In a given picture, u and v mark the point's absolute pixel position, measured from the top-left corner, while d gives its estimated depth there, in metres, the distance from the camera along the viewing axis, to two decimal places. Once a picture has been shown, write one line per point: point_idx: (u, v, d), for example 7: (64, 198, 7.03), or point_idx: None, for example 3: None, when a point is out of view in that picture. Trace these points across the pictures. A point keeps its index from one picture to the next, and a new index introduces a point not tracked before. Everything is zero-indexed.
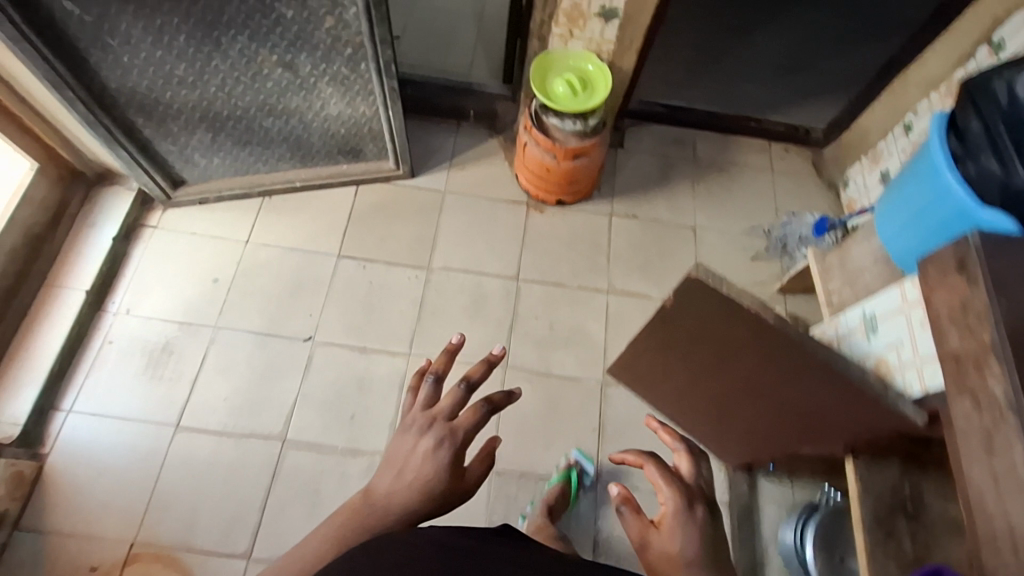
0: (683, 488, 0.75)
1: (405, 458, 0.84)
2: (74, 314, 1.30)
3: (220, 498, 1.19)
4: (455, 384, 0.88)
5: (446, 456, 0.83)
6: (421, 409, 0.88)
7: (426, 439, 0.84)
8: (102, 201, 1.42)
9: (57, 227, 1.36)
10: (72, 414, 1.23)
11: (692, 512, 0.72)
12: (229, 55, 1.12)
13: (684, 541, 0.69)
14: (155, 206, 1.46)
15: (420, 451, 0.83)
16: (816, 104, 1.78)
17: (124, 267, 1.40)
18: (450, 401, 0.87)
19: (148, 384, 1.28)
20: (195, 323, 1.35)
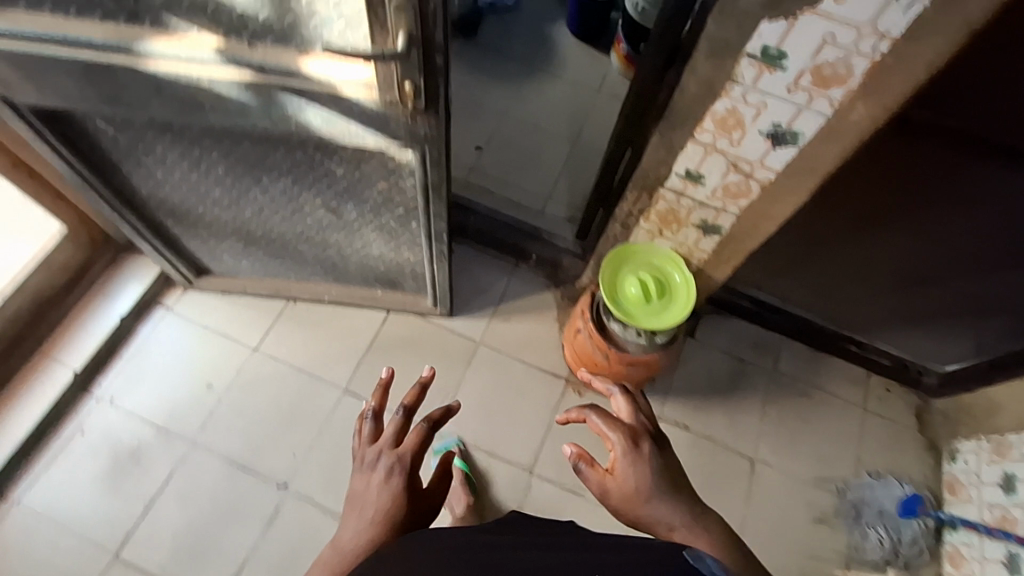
0: (622, 429, 0.84)
1: (360, 497, 0.76)
2: (55, 394, 1.22)
3: None
4: (395, 410, 0.84)
5: (398, 484, 0.77)
6: (369, 446, 0.82)
7: (373, 472, 0.78)
8: (126, 268, 1.34)
9: (71, 290, 1.29)
10: (19, 507, 1.15)
11: (639, 454, 0.81)
12: (270, 190, 0.99)
13: (639, 476, 0.79)
14: (176, 285, 1.37)
15: (371, 485, 0.76)
16: (950, 339, 1.36)
17: (125, 347, 1.30)
18: (391, 427, 0.82)
19: (103, 494, 1.18)
20: (171, 433, 1.24)
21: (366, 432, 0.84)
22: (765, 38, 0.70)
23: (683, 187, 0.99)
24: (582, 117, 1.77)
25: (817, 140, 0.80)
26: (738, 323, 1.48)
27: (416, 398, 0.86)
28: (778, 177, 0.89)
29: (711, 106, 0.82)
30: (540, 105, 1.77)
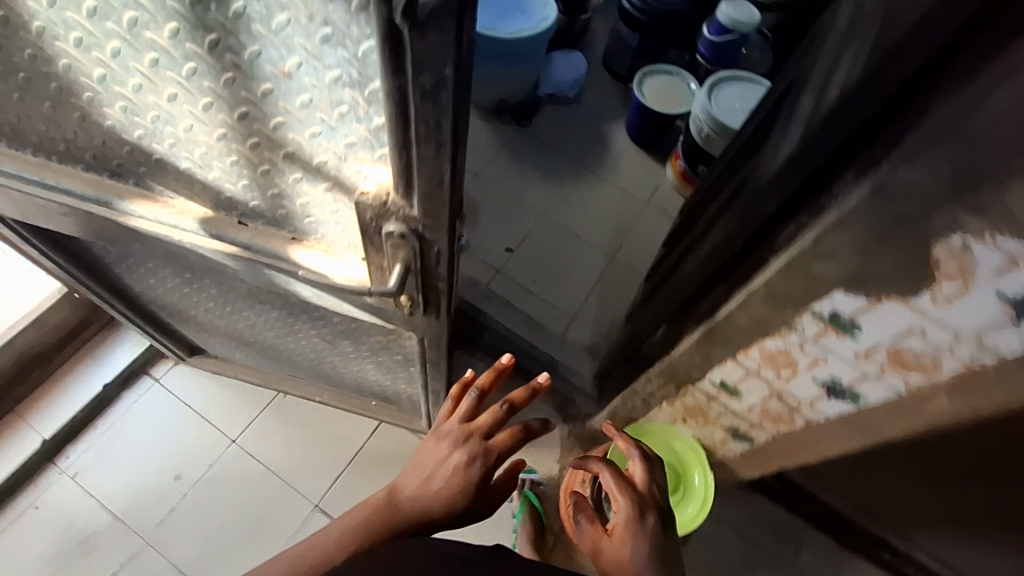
0: (632, 494, 0.75)
1: (432, 467, 0.76)
2: (17, 462, 1.16)
3: None
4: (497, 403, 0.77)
5: (475, 472, 0.75)
6: (459, 422, 0.78)
7: (453, 450, 0.76)
8: (121, 331, 1.29)
9: (62, 349, 1.25)
10: None
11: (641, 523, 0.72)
12: (263, 316, 0.92)
13: (637, 546, 0.70)
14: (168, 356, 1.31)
15: (447, 461, 0.75)
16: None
17: (102, 416, 1.25)
18: (490, 416, 0.77)
19: None
20: (127, 524, 1.16)
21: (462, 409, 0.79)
22: (835, 305, 0.58)
23: (716, 393, 0.87)
24: (626, 228, 1.62)
25: (884, 408, 0.67)
26: (759, 500, 1.33)
27: (523, 400, 0.78)
28: (827, 422, 0.76)
29: (761, 341, 0.70)
30: (580, 212, 1.63)
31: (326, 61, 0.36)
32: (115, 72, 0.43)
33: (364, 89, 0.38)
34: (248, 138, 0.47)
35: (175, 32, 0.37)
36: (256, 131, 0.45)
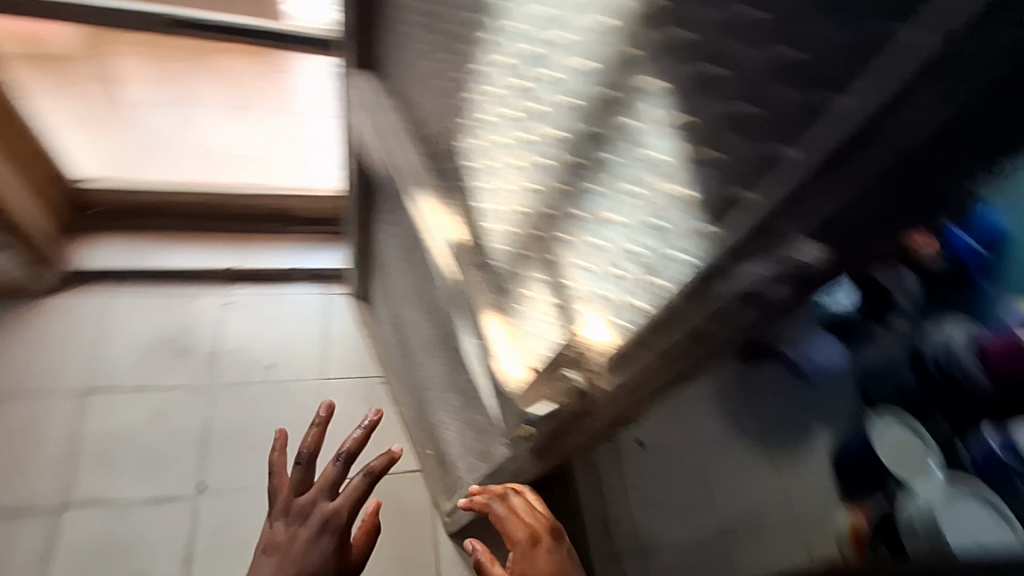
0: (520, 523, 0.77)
1: (281, 539, 0.75)
2: (212, 264, 1.51)
3: (17, 453, 1.25)
4: (330, 465, 0.78)
5: (327, 537, 0.74)
6: (296, 501, 0.77)
7: (302, 519, 0.76)
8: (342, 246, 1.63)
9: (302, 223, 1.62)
10: (119, 298, 1.45)
11: (531, 555, 0.74)
12: (421, 325, 1.07)
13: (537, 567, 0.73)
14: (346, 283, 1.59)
15: (297, 529, 0.75)
16: None
17: (278, 282, 1.56)
18: (333, 475, 0.78)
19: (149, 348, 1.41)
20: (217, 363, 1.42)
21: (297, 480, 0.79)
22: None
23: None
24: None
25: None
26: None
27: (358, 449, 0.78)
28: None
29: None
30: None
31: (638, 237, 0.39)
32: (495, 124, 0.53)
33: (649, 276, 0.39)
34: (534, 230, 0.52)
35: (555, 138, 0.44)
36: (544, 229, 0.50)
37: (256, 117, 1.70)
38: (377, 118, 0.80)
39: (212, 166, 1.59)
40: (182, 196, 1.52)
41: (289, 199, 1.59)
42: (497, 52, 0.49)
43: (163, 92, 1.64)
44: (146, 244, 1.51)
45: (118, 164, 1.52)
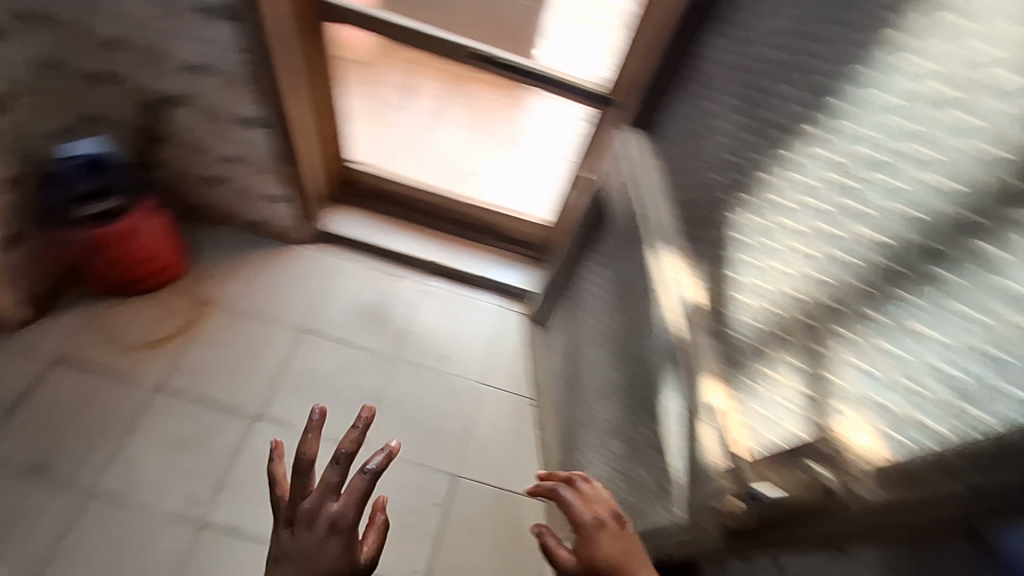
0: (586, 509, 0.80)
1: (290, 545, 0.74)
2: (424, 256, 1.74)
3: (241, 360, 1.52)
4: (331, 467, 0.75)
5: (338, 540, 0.74)
6: (297, 511, 0.75)
7: (308, 526, 0.74)
8: (531, 270, 1.79)
9: (505, 241, 1.81)
10: (347, 262, 1.73)
11: (596, 536, 0.76)
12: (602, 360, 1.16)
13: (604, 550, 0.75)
14: (526, 303, 1.76)
15: (306, 537, 0.74)
16: None
17: (470, 286, 1.76)
18: (336, 481, 0.75)
19: (357, 310, 1.66)
20: (403, 340, 1.63)
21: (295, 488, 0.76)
22: None
23: None
24: None
25: None
26: None
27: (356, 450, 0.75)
28: None
29: None
30: None
31: (950, 362, 0.51)
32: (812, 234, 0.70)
33: (957, 397, 0.49)
34: (819, 325, 0.66)
35: (880, 264, 0.59)
36: (832, 327, 0.64)
37: None
38: (643, 195, 1.00)
39: (443, 173, 1.80)
40: (416, 192, 1.77)
41: (495, 214, 1.77)
42: (838, 186, 0.68)
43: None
44: (377, 223, 1.78)
45: (380, 145, 1.75)
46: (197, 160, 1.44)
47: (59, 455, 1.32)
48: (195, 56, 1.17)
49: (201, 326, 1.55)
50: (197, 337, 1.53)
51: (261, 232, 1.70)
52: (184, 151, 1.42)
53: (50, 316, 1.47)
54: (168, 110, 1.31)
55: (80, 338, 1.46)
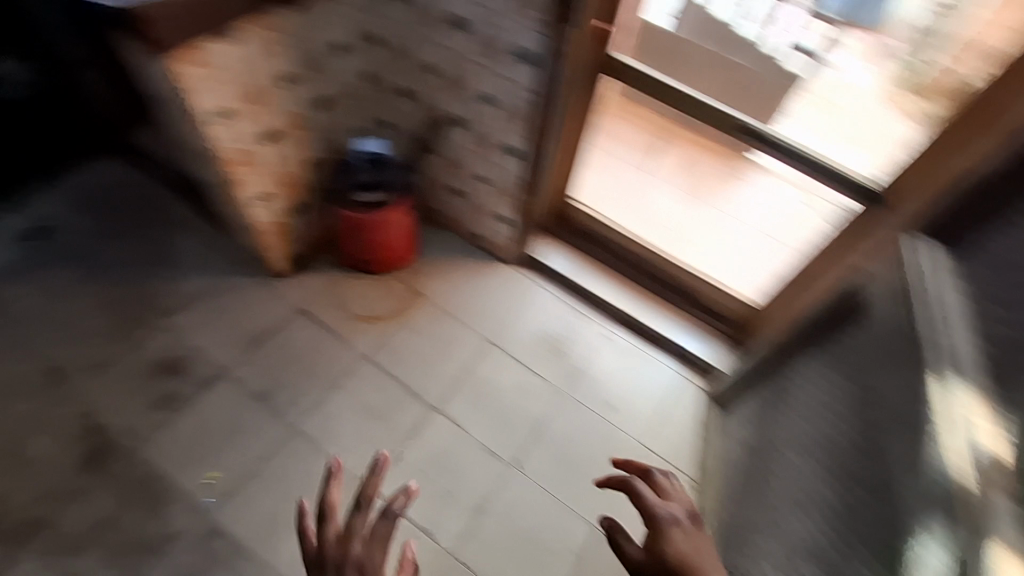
0: (657, 505, 0.92)
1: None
2: (615, 304, 1.77)
3: (431, 354, 1.67)
4: (358, 512, 0.94)
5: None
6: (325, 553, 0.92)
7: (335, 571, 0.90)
8: (720, 346, 1.72)
9: (699, 310, 1.77)
10: (542, 290, 1.81)
11: (667, 531, 0.89)
12: (814, 462, 1.12)
13: (674, 546, 0.87)
14: (707, 377, 1.69)
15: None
16: None
17: (653, 344, 1.74)
18: (358, 529, 0.92)
19: (541, 338, 1.73)
20: (576, 380, 1.66)
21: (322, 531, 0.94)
22: None
23: None
24: None
25: None
26: None
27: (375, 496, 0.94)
28: None
29: None
30: None
31: None
32: None
33: None
34: None
35: None
36: None
37: (708, 206, 1.92)
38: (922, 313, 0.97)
39: (648, 225, 1.88)
40: (626, 241, 1.80)
41: (698, 281, 1.74)
42: None
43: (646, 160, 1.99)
44: (581, 262, 1.85)
45: (594, 195, 1.88)
46: (452, 173, 1.63)
47: (279, 390, 1.56)
48: (490, 91, 1.32)
49: (411, 315, 1.72)
50: (402, 323, 1.70)
51: (477, 244, 1.83)
52: (445, 164, 1.61)
53: (302, 270, 1.74)
54: (447, 129, 1.49)
55: (319, 297, 1.71)
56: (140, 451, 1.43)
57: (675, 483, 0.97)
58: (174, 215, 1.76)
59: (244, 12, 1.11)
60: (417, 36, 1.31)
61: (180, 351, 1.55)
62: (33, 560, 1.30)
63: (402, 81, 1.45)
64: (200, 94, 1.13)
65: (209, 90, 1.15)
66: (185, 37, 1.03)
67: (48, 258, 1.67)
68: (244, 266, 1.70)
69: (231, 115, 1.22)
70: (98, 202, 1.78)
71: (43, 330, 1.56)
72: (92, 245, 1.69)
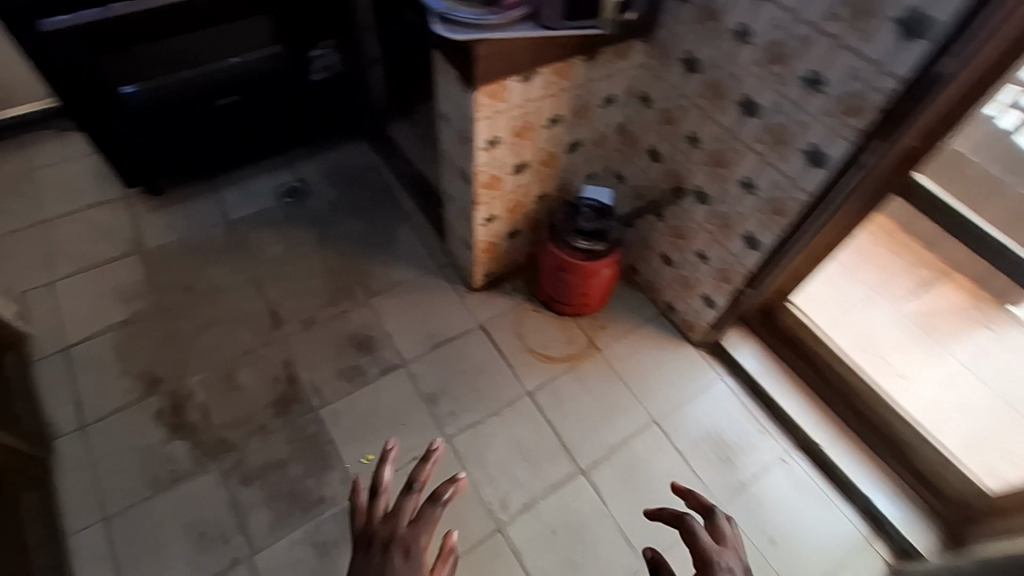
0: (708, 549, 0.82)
1: (365, 569, 0.85)
2: (802, 427, 1.58)
3: (590, 411, 1.60)
4: (409, 492, 0.90)
5: (407, 563, 0.84)
6: (375, 528, 0.89)
7: (380, 550, 0.86)
8: (920, 518, 1.46)
9: (903, 468, 1.52)
10: (722, 384, 1.67)
11: None
12: None
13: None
14: (894, 548, 1.44)
15: (379, 560, 0.84)
16: None
17: (835, 487, 1.52)
18: (405, 512, 0.88)
19: (708, 435, 1.59)
20: (736, 494, 1.50)
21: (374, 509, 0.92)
22: None
23: None
24: None
25: None
26: None
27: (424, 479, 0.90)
28: None
29: None
30: None
31: None
32: None
33: None
34: None
35: None
36: None
37: (940, 354, 1.70)
38: None
39: (858, 347, 1.68)
40: (835, 361, 1.60)
41: (915, 435, 1.49)
42: None
43: (874, 275, 1.78)
44: (774, 367, 1.68)
45: (815, 298, 1.70)
46: (671, 241, 1.56)
47: (447, 397, 1.58)
48: (755, 178, 1.22)
49: (581, 365, 1.67)
50: (569, 369, 1.66)
51: (669, 315, 1.75)
52: (666, 231, 1.55)
53: (495, 288, 1.77)
54: (688, 199, 1.43)
55: (505, 319, 1.72)
56: (320, 410, 1.51)
57: (734, 530, 0.86)
58: (402, 208, 1.93)
59: (552, 59, 1.13)
60: (695, 106, 1.26)
61: (371, 332, 1.66)
62: (213, 477, 1.38)
63: (657, 143, 1.42)
64: (481, 123, 1.18)
65: (489, 121, 1.19)
66: (490, 75, 1.08)
67: (298, 216, 1.89)
68: (445, 270, 1.79)
69: (497, 143, 1.26)
70: (345, 179, 2.01)
71: (275, 275, 1.75)
72: (331, 215, 1.90)
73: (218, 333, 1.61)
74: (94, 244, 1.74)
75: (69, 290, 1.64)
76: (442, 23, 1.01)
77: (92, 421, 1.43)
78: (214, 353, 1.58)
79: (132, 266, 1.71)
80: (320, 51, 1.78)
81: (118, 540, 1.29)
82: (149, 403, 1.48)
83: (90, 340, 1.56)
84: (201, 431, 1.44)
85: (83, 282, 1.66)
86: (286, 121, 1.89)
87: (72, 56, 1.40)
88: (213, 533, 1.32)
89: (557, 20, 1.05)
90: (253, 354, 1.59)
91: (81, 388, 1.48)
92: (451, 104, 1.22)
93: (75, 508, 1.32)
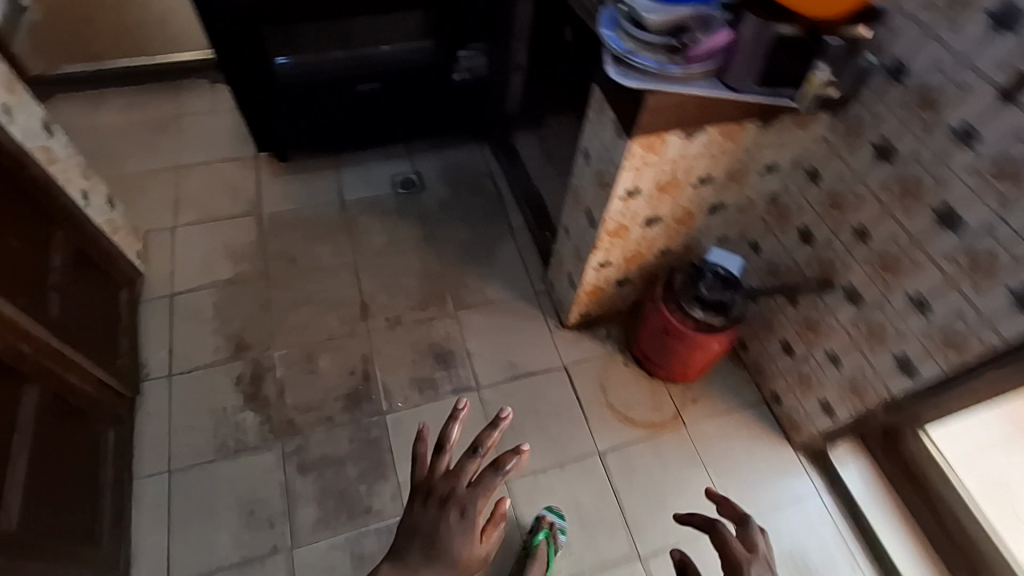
0: (739, 559, 0.84)
1: (421, 520, 0.84)
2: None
3: (661, 488, 1.46)
4: (473, 454, 0.84)
5: (461, 523, 0.82)
6: (434, 480, 0.86)
7: (437, 506, 0.84)
8: None
9: None
10: (816, 498, 1.47)
11: None
12: None
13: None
14: None
15: (434, 514, 0.83)
16: None
17: None
18: (467, 473, 0.84)
19: (789, 553, 1.40)
20: None
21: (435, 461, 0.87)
22: None
23: None
24: None
25: None
26: None
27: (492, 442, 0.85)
28: None
29: None
30: None
31: None
32: None
33: None
34: None
35: None
36: None
37: None
38: None
39: (990, 497, 1.41)
40: (964, 513, 1.36)
41: None
42: None
43: None
44: (883, 496, 1.45)
45: (964, 431, 1.45)
46: (799, 332, 1.37)
47: (514, 434, 1.49)
48: (932, 299, 1.03)
49: (662, 436, 1.52)
50: (647, 435, 1.52)
51: (773, 407, 1.56)
52: (796, 322, 1.37)
53: (588, 330, 1.66)
54: (832, 294, 1.25)
55: (592, 366, 1.61)
56: (387, 415, 1.47)
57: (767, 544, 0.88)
58: (510, 222, 1.87)
59: (724, 119, 1.01)
60: (875, 199, 1.08)
61: (452, 346, 1.61)
62: (273, 457, 1.38)
63: (815, 224, 1.25)
64: (626, 173, 1.09)
65: (635, 171, 1.09)
66: (654, 126, 0.97)
67: (407, 210, 1.88)
68: (540, 299, 1.71)
69: (634, 193, 1.16)
70: (459, 181, 1.96)
71: (373, 265, 1.74)
72: (439, 216, 1.87)
73: (309, 312, 1.63)
74: (218, 199, 1.81)
75: (189, 238, 1.72)
76: (616, 66, 0.93)
77: (179, 371, 1.49)
78: (301, 332, 1.59)
79: (247, 227, 1.77)
80: (468, 52, 1.74)
81: (176, 496, 1.32)
82: (233, 367, 1.51)
83: (196, 291, 1.62)
84: (273, 407, 1.45)
85: (202, 234, 1.73)
86: (415, 115, 1.88)
87: (240, 22, 1.45)
88: (261, 514, 1.31)
89: (745, 82, 0.92)
90: (336, 342, 1.58)
91: (176, 338, 1.54)
92: (598, 145, 1.13)
93: (147, 454, 1.37)
